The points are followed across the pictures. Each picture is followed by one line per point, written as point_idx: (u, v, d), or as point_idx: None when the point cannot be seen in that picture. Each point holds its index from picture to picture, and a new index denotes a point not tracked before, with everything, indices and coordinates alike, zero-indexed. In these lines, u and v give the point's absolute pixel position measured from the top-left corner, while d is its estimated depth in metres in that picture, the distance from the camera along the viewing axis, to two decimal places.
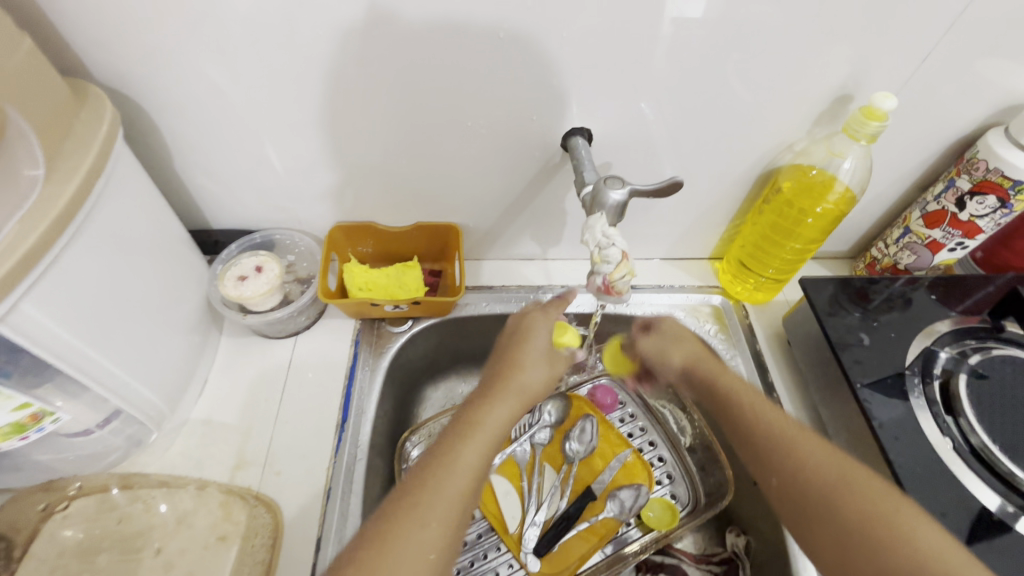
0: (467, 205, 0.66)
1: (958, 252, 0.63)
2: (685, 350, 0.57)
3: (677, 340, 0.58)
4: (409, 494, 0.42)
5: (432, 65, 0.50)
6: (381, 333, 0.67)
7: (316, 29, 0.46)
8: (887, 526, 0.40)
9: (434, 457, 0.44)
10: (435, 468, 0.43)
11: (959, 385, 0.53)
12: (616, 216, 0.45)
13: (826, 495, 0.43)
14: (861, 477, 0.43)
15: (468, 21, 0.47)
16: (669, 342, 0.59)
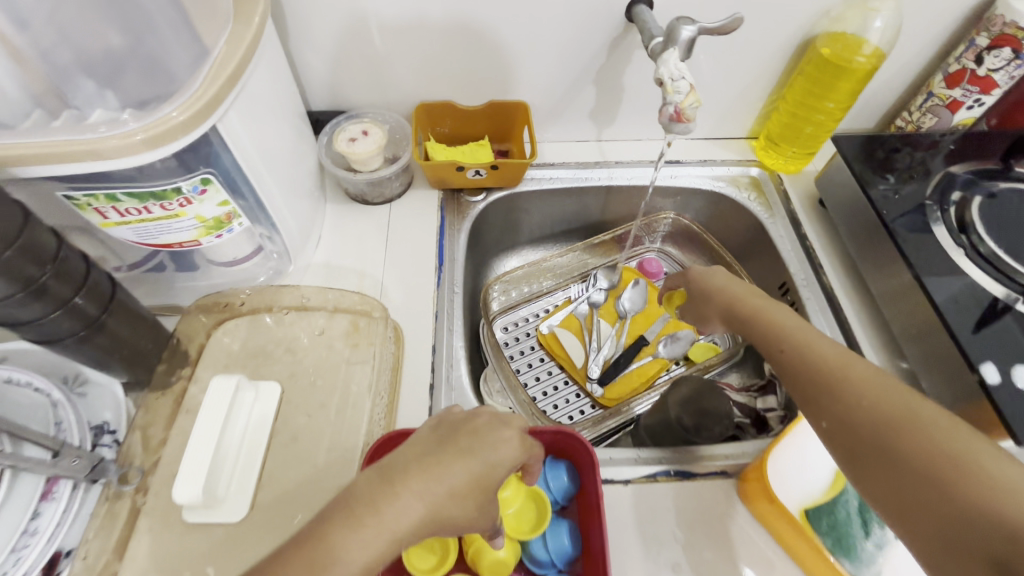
0: (535, 84, 0.75)
1: (976, 110, 0.71)
2: (733, 288, 0.55)
3: (716, 282, 0.57)
4: (416, 468, 0.39)
5: (452, 19, 0.67)
6: (461, 201, 0.77)
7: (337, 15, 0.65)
8: (966, 461, 0.34)
9: (447, 436, 0.41)
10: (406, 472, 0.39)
11: (971, 210, 0.63)
12: (684, 54, 0.54)
13: (883, 427, 0.38)
14: (887, 388, 0.40)
15: (426, 18, 0.66)
16: (710, 283, 0.58)
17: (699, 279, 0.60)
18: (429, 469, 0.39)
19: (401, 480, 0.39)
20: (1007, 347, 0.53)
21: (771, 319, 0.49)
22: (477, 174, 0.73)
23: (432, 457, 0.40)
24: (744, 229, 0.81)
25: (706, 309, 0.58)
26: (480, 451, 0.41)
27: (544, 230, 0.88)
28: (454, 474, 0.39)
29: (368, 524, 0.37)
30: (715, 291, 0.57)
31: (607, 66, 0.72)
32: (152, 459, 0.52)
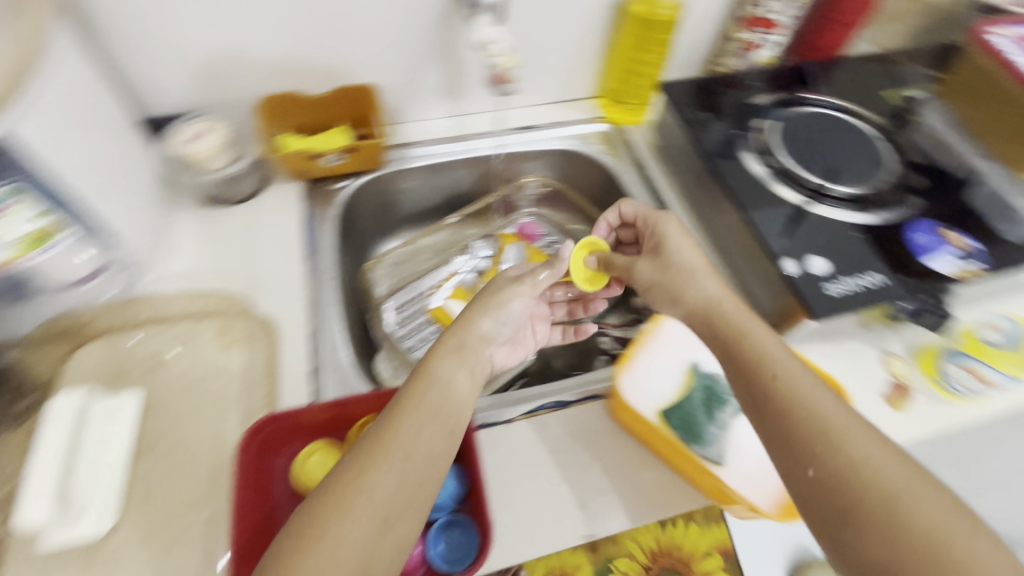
0: (379, 64, 0.76)
1: (767, 48, 0.83)
2: (707, 282, 0.55)
3: (692, 270, 0.56)
4: (380, 437, 0.46)
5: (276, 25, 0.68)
6: (324, 190, 0.77)
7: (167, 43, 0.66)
8: (943, 544, 0.39)
9: (399, 403, 0.49)
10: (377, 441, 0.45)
11: (770, 134, 0.72)
12: (496, 19, 0.58)
13: (875, 496, 0.41)
14: (880, 457, 0.42)
15: (256, 48, 0.70)
16: (679, 264, 0.57)
17: (665, 248, 0.58)
18: (409, 414, 0.48)
19: (392, 426, 0.46)
20: (801, 244, 0.62)
21: (756, 348, 0.49)
22: (337, 159, 0.75)
23: (409, 395, 0.49)
24: (601, 182, 0.88)
25: (673, 280, 0.56)
26: (442, 379, 0.51)
27: (419, 209, 0.90)
28: (427, 405, 0.49)
29: (369, 476, 0.43)
30: (678, 281, 0.56)
31: (444, 40, 0.74)
32: (9, 489, 0.52)
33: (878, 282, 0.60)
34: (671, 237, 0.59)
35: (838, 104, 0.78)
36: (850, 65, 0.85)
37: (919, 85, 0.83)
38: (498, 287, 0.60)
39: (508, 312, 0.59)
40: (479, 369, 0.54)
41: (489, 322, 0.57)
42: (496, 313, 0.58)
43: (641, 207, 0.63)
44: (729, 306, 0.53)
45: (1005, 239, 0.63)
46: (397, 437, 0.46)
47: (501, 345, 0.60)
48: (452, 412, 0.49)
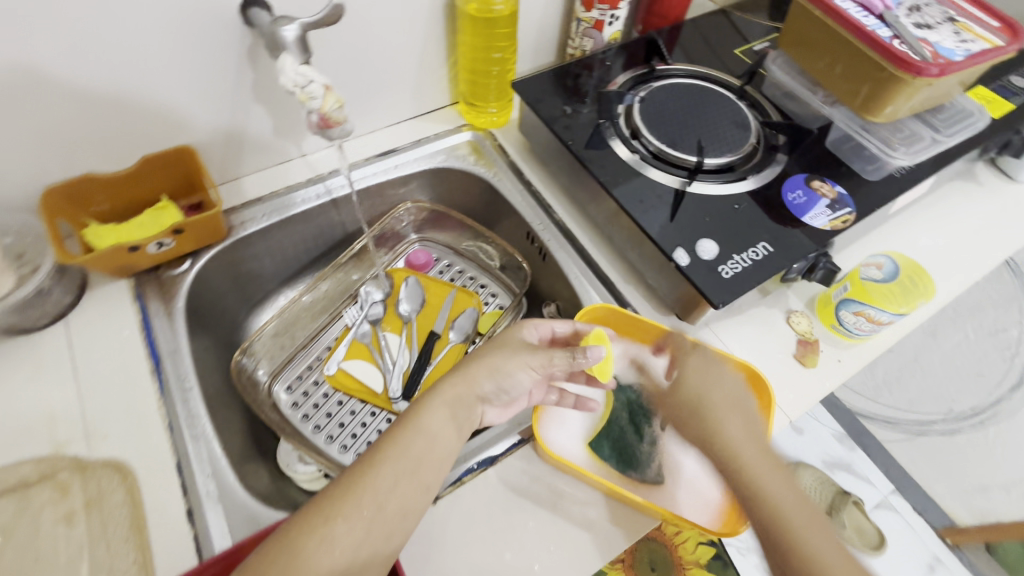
0: (188, 120, 0.64)
1: (616, 24, 0.79)
2: (733, 428, 0.52)
3: (719, 418, 0.52)
4: (349, 488, 0.47)
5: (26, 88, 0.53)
6: (162, 280, 0.64)
7: None
8: None
9: (376, 450, 0.49)
10: (341, 491, 0.47)
11: (635, 115, 0.69)
12: (303, 55, 0.49)
13: None
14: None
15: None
16: (704, 404, 0.54)
17: (690, 382, 0.55)
18: (391, 463, 0.48)
19: (372, 469, 0.48)
20: (687, 229, 0.61)
21: (768, 491, 0.47)
22: (162, 245, 0.62)
23: (395, 443, 0.49)
24: (481, 194, 0.82)
25: (704, 421, 0.53)
26: (428, 434, 0.50)
27: (290, 265, 0.80)
28: (406, 458, 0.49)
29: (339, 520, 0.45)
30: (710, 425, 0.52)
31: (259, 79, 0.63)
32: None
33: (767, 251, 0.59)
34: (690, 372, 0.56)
35: (692, 70, 0.77)
36: (691, 24, 0.85)
37: (761, 37, 0.85)
38: (511, 351, 0.55)
39: (513, 384, 0.54)
40: (467, 426, 0.53)
41: (489, 379, 0.54)
42: (500, 377, 0.54)
43: (677, 339, 0.58)
44: (749, 453, 0.50)
45: (867, 179, 0.65)
46: (374, 479, 0.47)
47: (498, 404, 0.55)
48: (430, 467, 0.49)
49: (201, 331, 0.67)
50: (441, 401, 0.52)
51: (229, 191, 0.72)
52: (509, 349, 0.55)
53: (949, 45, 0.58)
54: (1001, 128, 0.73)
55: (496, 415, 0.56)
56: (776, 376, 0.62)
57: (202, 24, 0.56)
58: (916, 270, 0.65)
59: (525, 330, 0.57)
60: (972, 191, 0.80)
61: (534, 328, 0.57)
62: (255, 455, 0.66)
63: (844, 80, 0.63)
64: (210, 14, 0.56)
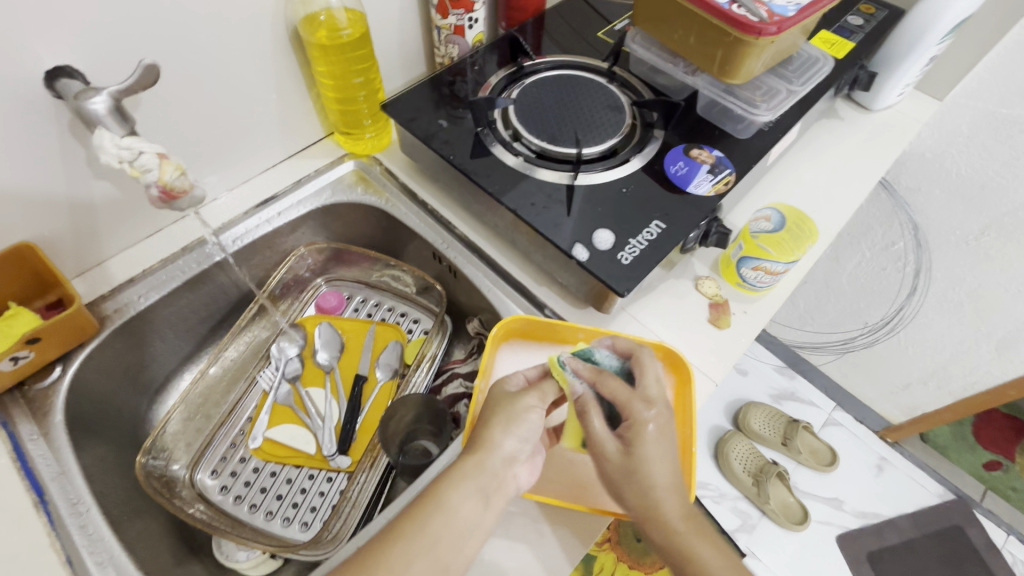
0: (19, 215, 0.56)
1: (477, 26, 0.77)
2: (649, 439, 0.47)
3: (652, 486, 0.45)
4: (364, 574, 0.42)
5: None
6: (32, 396, 0.57)
7: None
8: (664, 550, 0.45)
9: (406, 517, 0.45)
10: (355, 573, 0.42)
11: (511, 116, 0.68)
12: (123, 125, 0.44)
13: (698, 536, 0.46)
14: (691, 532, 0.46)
15: None
16: (642, 477, 0.46)
17: (639, 449, 0.46)
18: (412, 542, 0.44)
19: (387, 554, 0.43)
20: (581, 223, 0.60)
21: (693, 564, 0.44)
22: (18, 359, 0.54)
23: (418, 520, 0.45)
24: (378, 223, 0.79)
25: (634, 498, 0.46)
26: (451, 513, 0.45)
27: (188, 340, 0.74)
28: (425, 537, 0.44)
29: None
30: (646, 492, 0.45)
31: (93, 154, 0.57)
32: None
33: (660, 229, 0.60)
34: (638, 430, 0.47)
35: (560, 60, 0.76)
36: (554, 13, 0.85)
37: (622, 16, 0.86)
38: (512, 399, 0.50)
39: (532, 431, 0.49)
40: (496, 498, 0.47)
41: (513, 440, 0.48)
42: (518, 429, 0.49)
43: (619, 387, 0.49)
44: (676, 516, 0.45)
45: (740, 138, 0.68)
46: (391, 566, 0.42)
47: (526, 461, 0.50)
48: (452, 549, 0.44)
49: (95, 441, 0.61)
50: (472, 471, 0.46)
51: (93, 278, 0.65)
52: (517, 402, 0.50)
53: (780, 3, 0.59)
54: (847, 66, 0.78)
55: (529, 474, 0.50)
56: (694, 345, 0.63)
57: (4, 112, 0.49)
58: (800, 216, 0.68)
59: (508, 381, 0.53)
60: (838, 127, 0.86)
61: (514, 373, 0.53)
62: (188, 555, 0.61)
63: (699, 48, 0.65)
64: (11, 97, 0.49)
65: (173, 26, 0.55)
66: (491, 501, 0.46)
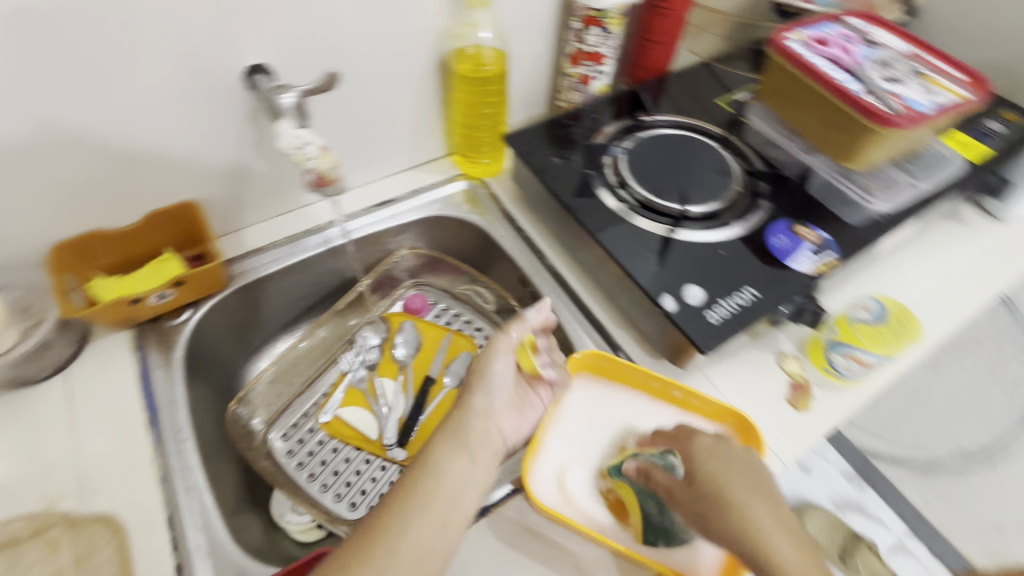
0: (192, 177, 0.66)
1: (604, 79, 0.82)
2: (727, 470, 0.47)
3: (735, 500, 0.46)
4: (367, 537, 0.45)
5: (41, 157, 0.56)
6: (161, 330, 0.66)
7: None
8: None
9: (401, 484, 0.49)
10: (360, 543, 0.44)
11: (622, 165, 0.72)
12: (300, 119, 0.51)
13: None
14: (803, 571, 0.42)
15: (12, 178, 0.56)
16: (716, 495, 0.46)
17: (704, 470, 0.48)
18: (408, 509, 0.47)
19: (385, 526, 0.45)
20: (672, 275, 0.62)
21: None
22: (163, 296, 0.63)
23: (409, 486, 0.48)
24: (476, 240, 0.84)
25: (721, 521, 0.45)
26: (439, 474, 0.49)
27: (289, 311, 0.81)
28: (420, 500, 0.47)
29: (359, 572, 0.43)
30: (733, 509, 0.45)
31: (260, 138, 0.67)
32: None
33: (753, 296, 0.60)
34: (708, 462, 0.49)
35: (680, 121, 0.79)
36: (676, 77, 0.89)
37: (745, 87, 0.89)
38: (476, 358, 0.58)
39: (497, 379, 0.56)
40: (483, 449, 0.52)
41: (484, 395, 0.55)
42: (485, 385, 0.55)
43: (666, 429, 0.54)
44: (790, 555, 0.43)
45: (849, 223, 0.67)
46: (390, 533, 0.45)
47: (507, 415, 0.57)
48: (447, 507, 0.47)
49: (200, 383, 0.68)
50: (452, 431, 0.52)
51: (231, 241, 0.74)
52: (483, 359, 0.57)
53: (918, 98, 0.60)
54: (982, 170, 0.75)
55: (511, 429, 0.57)
56: (768, 420, 0.62)
57: (208, 92, 0.60)
58: (901, 311, 0.68)
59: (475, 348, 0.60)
60: (959, 232, 0.81)
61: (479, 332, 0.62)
62: (249, 506, 0.66)
63: (820, 129, 0.66)
64: (212, 79, 0.59)
65: (347, 41, 0.64)
66: (480, 452, 0.52)
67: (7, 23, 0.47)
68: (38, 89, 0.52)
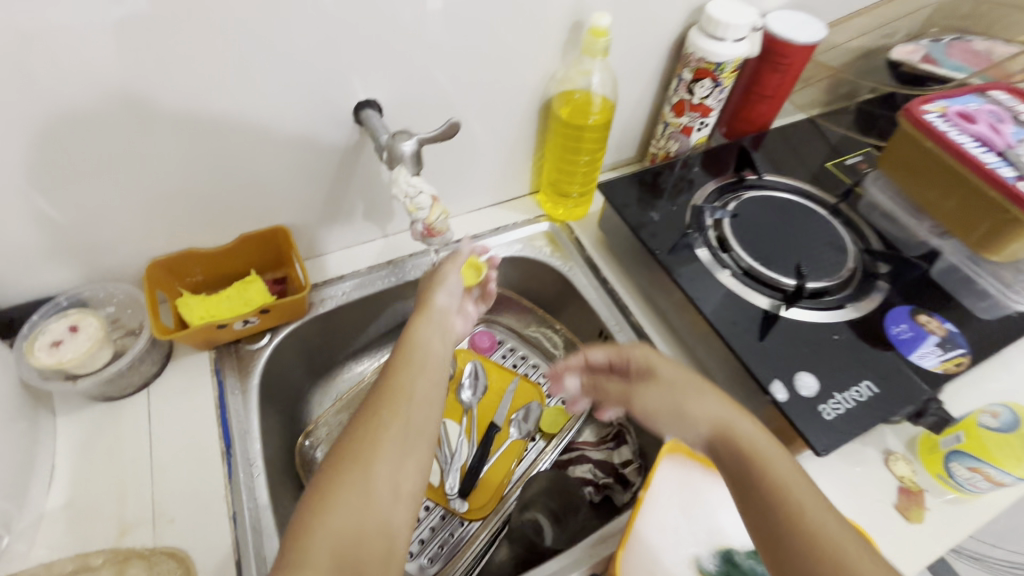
0: (288, 203, 0.66)
1: (704, 130, 0.78)
2: (721, 403, 0.50)
3: (732, 424, 0.48)
4: (367, 420, 0.45)
5: (155, 177, 0.57)
6: (241, 354, 0.65)
7: (28, 223, 0.54)
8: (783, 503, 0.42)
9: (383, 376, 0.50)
10: (356, 432, 0.45)
11: (725, 228, 0.68)
12: (416, 167, 0.51)
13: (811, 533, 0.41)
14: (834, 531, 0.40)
15: (122, 195, 0.56)
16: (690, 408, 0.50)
17: (662, 377, 0.54)
18: (406, 372, 0.49)
19: (385, 409, 0.46)
20: (781, 358, 0.58)
21: (792, 484, 0.43)
22: (247, 322, 0.63)
23: (399, 378, 0.49)
24: (554, 285, 0.81)
25: (729, 443, 0.47)
26: (425, 363, 0.50)
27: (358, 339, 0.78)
28: (413, 367, 0.50)
29: (364, 460, 0.43)
30: (734, 436, 0.47)
31: (359, 169, 0.66)
32: None
33: (871, 392, 0.55)
34: (694, 390, 0.51)
35: (795, 184, 0.75)
36: (777, 133, 0.85)
37: (852, 152, 0.84)
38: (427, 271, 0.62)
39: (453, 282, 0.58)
40: (444, 328, 0.55)
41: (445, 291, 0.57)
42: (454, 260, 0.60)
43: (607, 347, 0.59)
44: (765, 450, 0.45)
45: (981, 317, 0.61)
46: (387, 418, 0.45)
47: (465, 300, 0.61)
48: (433, 377, 0.50)
49: (272, 411, 0.66)
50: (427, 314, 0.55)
51: (313, 266, 0.74)
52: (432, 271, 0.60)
53: None
54: None
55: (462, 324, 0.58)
56: (877, 528, 0.56)
57: (319, 123, 0.60)
58: None
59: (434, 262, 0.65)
60: None
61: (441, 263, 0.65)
62: None
63: (956, 211, 0.62)
64: (324, 112, 0.59)
65: (455, 80, 0.63)
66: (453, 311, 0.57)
67: (145, 51, 0.48)
68: (161, 115, 0.52)
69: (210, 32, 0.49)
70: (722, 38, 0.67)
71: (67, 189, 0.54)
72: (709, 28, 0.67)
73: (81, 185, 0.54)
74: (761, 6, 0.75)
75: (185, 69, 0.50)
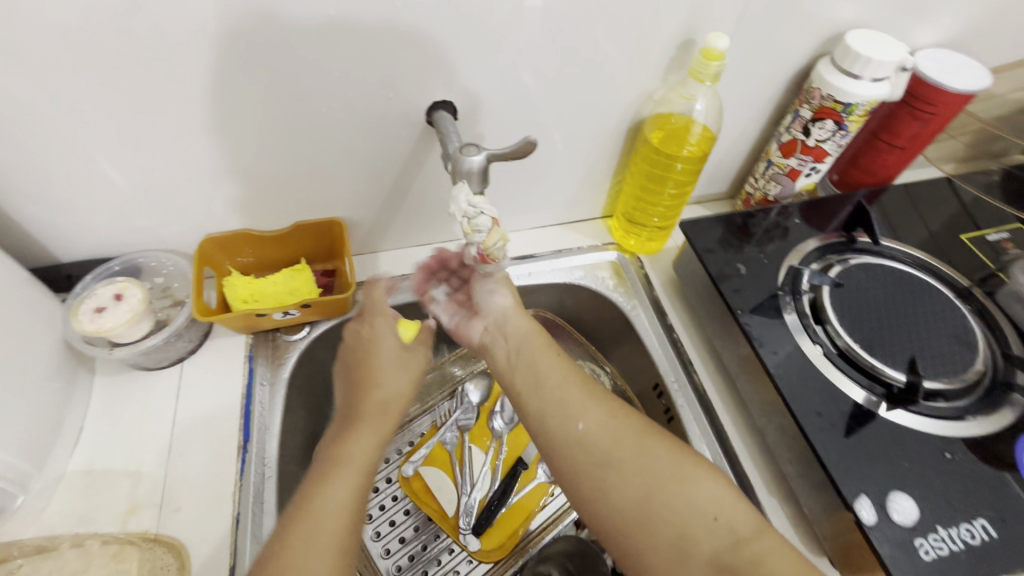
0: (347, 196, 0.63)
1: (814, 176, 0.68)
2: (594, 410, 0.50)
3: (619, 450, 0.47)
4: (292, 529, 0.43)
5: (220, 156, 0.55)
6: (277, 343, 0.63)
7: (94, 188, 0.54)
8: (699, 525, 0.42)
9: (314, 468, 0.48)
10: (282, 543, 0.42)
11: (824, 296, 0.58)
12: (482, 183, 0.45)
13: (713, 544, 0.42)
14: (721, 526, 0.42)
15: (187, 171, 0.55)
16: (539, 367, 0.53)
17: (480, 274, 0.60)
18: (330, 476, 0.46)
19: (296, 543, 0.42)
20: (875, 468, 0.48)
21: (647, 461, 0.46)
22: (287, 313, 0.60)
23: (319, 486, 0.45)
24: (612, 321, 0.74)
25: (630, 474, 0.45)
26: (359, 450, 0.48)
27: None
28: (343, 471, 0.47)
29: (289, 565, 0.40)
30: (643, 471, 0.45)
31: (423, 171, 0.62)
32: None
33: (986, 536, 0.45)
34: (541, 362, 0.54)
35: (917, 254, 0.64)
36: (902, 189, 0.73)
37: (996, 226, 0.70)
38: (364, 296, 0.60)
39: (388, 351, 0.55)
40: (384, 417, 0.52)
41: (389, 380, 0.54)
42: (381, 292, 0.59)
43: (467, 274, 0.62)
44: (656, 465, 0.45)
45: None
46: (300, 551, 0.41)
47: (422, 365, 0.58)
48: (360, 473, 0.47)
49: (298, 407, 0.64)
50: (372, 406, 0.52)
51: (364, 263, 0.71)
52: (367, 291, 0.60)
53: None
54: None
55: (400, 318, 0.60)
56: None
57: (389, 120, 0.56)
58: None
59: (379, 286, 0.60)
60: None
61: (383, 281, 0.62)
62: None
63: None
64: (397, 110, 0.55)
65: (540, 87, 0.57)
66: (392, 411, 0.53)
67: (228, 36, 0.46)
68: (230, 92, 0.50)
69: (290, 15, 0.46)
70: (858, 75, 0.57)
71: (136, 161, 0.53)
72: (843, 62, 0.57)
73: (148, 158, 0.53)
74: (911, 40, 0.63)
75: (259, 46, 0.47)
